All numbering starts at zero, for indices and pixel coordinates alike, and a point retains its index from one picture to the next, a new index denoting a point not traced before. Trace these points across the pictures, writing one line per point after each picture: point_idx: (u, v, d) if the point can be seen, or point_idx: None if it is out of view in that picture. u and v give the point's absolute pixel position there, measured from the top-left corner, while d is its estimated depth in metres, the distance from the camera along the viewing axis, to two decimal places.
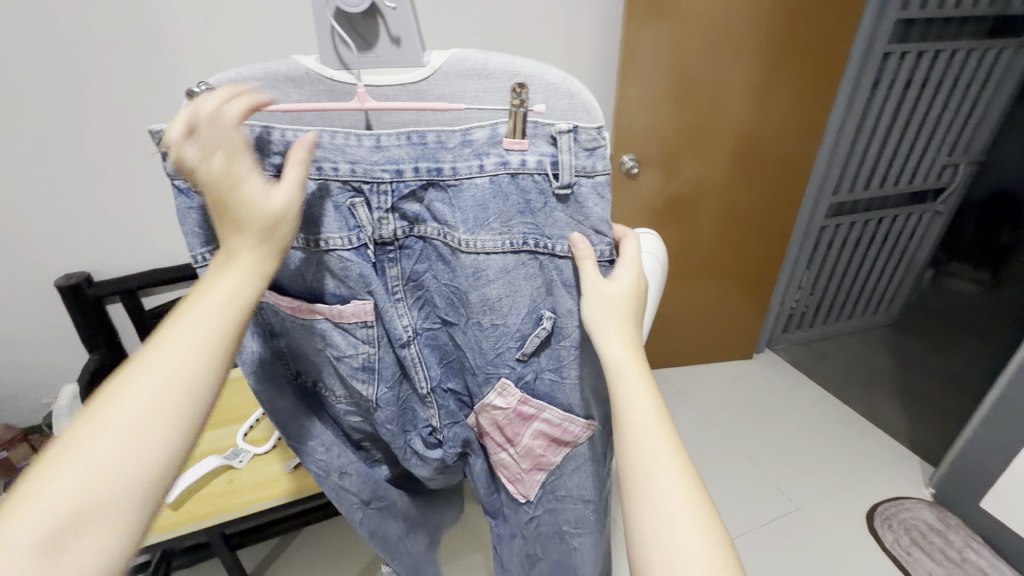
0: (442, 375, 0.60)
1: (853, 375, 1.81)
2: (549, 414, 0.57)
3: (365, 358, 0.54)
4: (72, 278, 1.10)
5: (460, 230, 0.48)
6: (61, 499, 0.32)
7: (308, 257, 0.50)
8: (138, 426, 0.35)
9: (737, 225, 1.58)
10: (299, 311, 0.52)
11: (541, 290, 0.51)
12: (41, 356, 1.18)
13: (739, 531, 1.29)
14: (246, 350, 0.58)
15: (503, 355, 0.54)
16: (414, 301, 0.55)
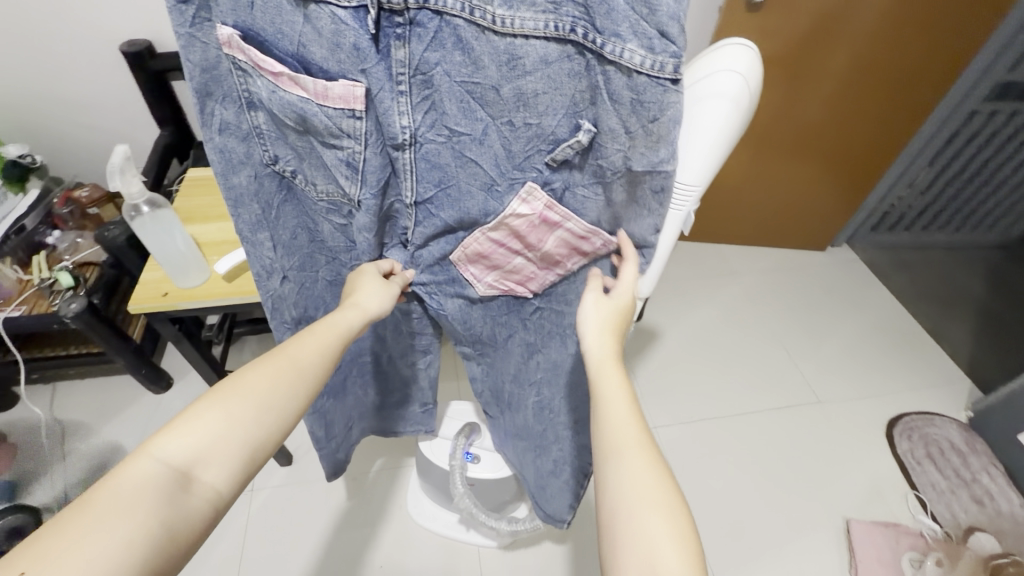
0: (436, 201, 0.46)
1: (931, 291, 1.66)
2: (574, 225, 0.46)
3: (348, 155, 0.42)
4: (135, 46, 1.10)
5: (495, 2, 0.34)
6: (256, 402, 0.41)
7: (297, 10, 0.36)
8: (312, 365, 0.46)
9: (860, 89, 1.29)
10: (280, 80, 0.38)
11: (585, 95, 0.37)
12: (119, 124, 1.25)
13: (751, 407, 1.33)
14: (217, 115, 0.42)
15: (532, 158, 0.41)
16: (419, 101, 0.40)
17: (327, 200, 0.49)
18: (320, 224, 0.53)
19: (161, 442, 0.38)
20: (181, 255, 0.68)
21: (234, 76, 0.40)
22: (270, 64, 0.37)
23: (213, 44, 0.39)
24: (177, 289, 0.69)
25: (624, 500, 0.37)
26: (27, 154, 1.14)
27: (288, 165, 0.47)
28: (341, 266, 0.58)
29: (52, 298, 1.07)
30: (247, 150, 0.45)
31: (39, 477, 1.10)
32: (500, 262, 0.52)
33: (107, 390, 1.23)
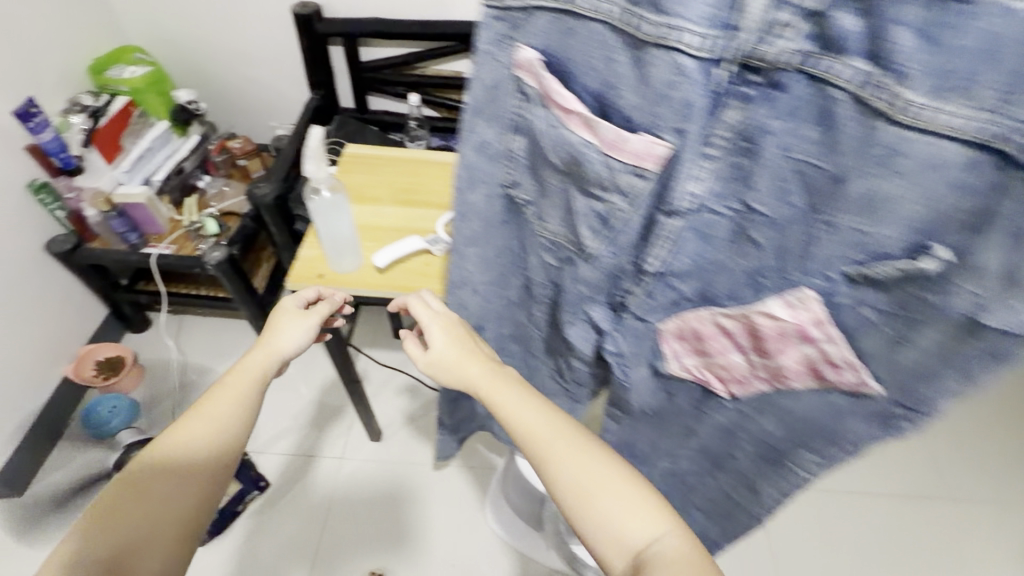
0: (687, 272, 0.39)
1: None
2: (833, 353, 0.37)
3: (608, 209, 0.38)
4: (307, 8, 1.12)
5: (907, 87, 0.27)
6: (172, 471, 0.47)
7: (627, 51, 0.34)
8: (224, 419, 0.50)
9: None
10: (565, 116, 0.36)
11: (959, 218, 0.29)
12: (277, 84, 1.29)
13: None
14: (488, 135, 0.42)
15: (829, 264, 0.34)
16: (720, 172, 0.35)
17: (550, 243, 0.44)
18: (530, 258, 0.49)
19: (85, 544, 0.43)
20: (346, 243, 0.67)
21: (513, 98, 0.40)
22: (568, 101, 0.35)
23: (507, 65, 0.39)
24: (331, 272, 0.69)
25: (581, 500, 0.41)
26: (193, 101, 1.20)
27: (524, 197, 0.43)
28: (530, 303, 0.54)
29: (198, 241, 1.12)
30: (493, 169, 0.44)
31: (163, 404, 1.18)
32: (714, 351, 0.43)
33: (227, 333, 1.30)
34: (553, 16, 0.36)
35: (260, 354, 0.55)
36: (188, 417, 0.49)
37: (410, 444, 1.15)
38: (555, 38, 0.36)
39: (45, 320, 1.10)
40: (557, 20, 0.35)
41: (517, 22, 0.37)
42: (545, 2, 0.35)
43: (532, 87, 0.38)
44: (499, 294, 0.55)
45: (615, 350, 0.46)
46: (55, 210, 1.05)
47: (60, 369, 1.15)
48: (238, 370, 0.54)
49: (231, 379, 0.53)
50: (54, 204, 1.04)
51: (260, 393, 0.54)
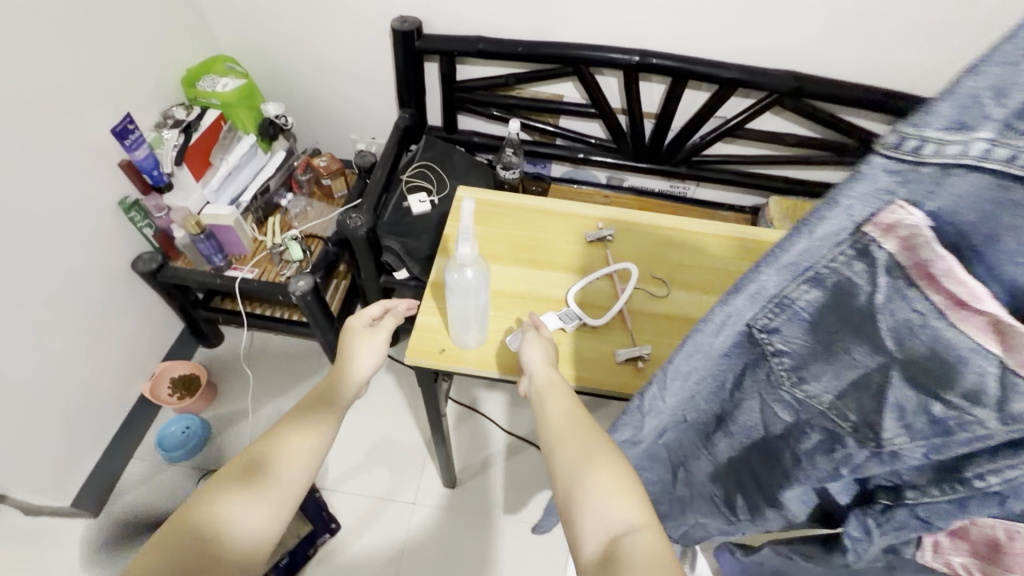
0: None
1: None
2: None
3: (953, 416, 0.28)
4: (407, 23, 1.04)
5: None
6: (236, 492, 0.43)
7: None
8: (298, 449, 0.48)
9: None
10: (957, 312, 0.26)
11: None
12: (365, 98, 1.22)
13: None
14: (772, 276, 0.34)
15: None
16: None
17: (819, 412, 0.35)
18: (753, 399, 0.40)
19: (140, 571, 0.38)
20: (478, 321, 0.58)
21: (844, 255, 0.31)
22: (965, 285, 0.26)
23: (863, 218, 0.29)
24: (453, 345, 0.61)
25: (588, 512, 0.39)
26: (282, 115, 1.15)
27: (783, 346, 0.36)
28: (715, 431, 0.46)
29: (282, 266, 1.08)
30: (761, 312, 0.36)
31: (235, 428, 1.15)
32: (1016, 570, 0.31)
33: (299, 354, 1.26)
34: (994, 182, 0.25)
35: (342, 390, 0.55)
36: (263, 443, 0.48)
37: (484, 493, 1.09)
38: (982, 213, 0.26)
39: (127, 338, 1.08)
40: (997, 188, 0.25)
41: (926, 177, 0.27)
42: (991, 170, 0.24)
43: (895, 254, 0.29)
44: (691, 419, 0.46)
45: (858, 534, 0.36)
46: (144, 227, 1.03)
47: (137, 386, 1.13)
48: (316, 400, 0.53)
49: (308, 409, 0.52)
50: (144, 222, 1.02)
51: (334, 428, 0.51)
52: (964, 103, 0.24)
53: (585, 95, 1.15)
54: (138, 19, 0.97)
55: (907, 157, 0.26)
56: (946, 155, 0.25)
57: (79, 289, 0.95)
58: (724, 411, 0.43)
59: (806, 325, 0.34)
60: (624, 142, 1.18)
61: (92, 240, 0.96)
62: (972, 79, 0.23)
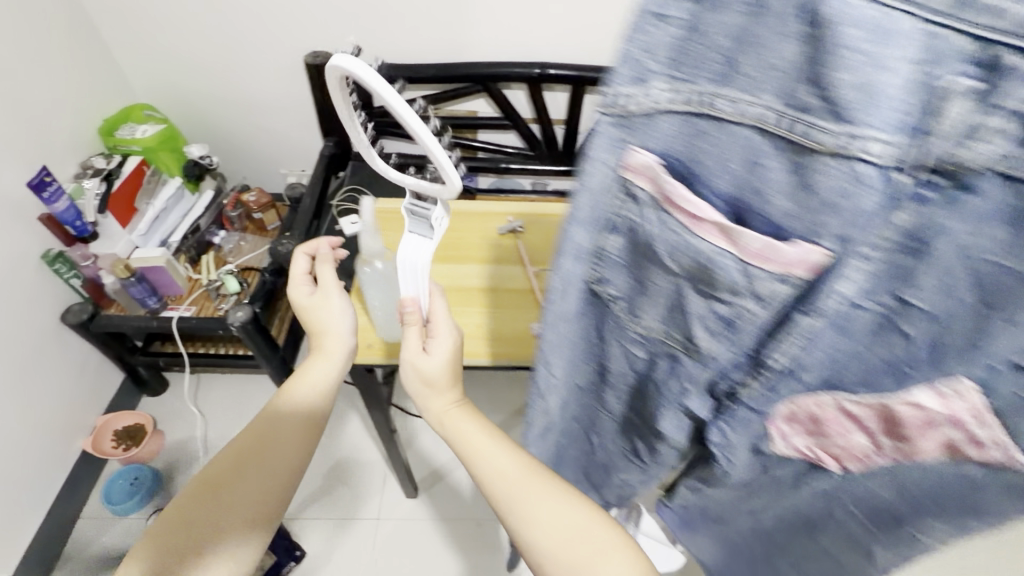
0: (815, 365, 0.33)
1: None
2: (990, 449, 0.31)
3: (730, 312, 0.31)
4: (319, 56, 1.09)
5: None
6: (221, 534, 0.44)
7: (780, 154, 0.26)
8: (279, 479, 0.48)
9: None
10: (704, 226, 0.29)
11: None
12: (288, 131, 1.27)
13: None
14: (596, 242, 0.35)
15: (985, 355, 0.28)
16: (886, 268, 0.27)
17: (652, 341, 0.38)
18: (607, 346, 0.43)
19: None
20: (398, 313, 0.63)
21: (616, 198, 0.33)
22: (687, 198, 0.28)
23: (616, 163, 0.31)
24: (380, 341, 0.65)
25: (538, 538, 0.44)
26: (205, 155, 1.17)
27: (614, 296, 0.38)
28: (592, 387, 0.49)
29: (219, 300, 1.09)
30: (579, 271, 0.38)
31: (190, 471, 1.15)
32: (832, 434, 0.38)
33: (250, 390, 1.26)
34: (685, 116, 0.27)
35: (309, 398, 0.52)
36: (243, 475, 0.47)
37: (448, 496, 1.12)
38: (686, 139, 0.28)
39: (64, 393, 1.07)
40: (687, 123, 0.27)
41: (637, 123, 0.29)
42: (674, 104, 0.27)
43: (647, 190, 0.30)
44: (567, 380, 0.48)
45: (719, 438, 0.41)
46: (71, 278, 1.03)
47: (79, 442, 1.11)
48: (287, 419, 0.51)
49: (280, 427, 0.50)
50: (70, 273, 1.02)
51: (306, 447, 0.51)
52: (634, 63, 0.27)
53: (498, 108, 1.23)
54: (48, 76, 0.99)
55: (619, 110, 0.29)
56: (640, 101, 0.28)
57: (8, 346, 0.94)
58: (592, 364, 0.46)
59: (614, 267, 0.36)
60: (541, 148, 1.27)
61: (18, 296, 0.96)
62: (632, 45, 0.27)
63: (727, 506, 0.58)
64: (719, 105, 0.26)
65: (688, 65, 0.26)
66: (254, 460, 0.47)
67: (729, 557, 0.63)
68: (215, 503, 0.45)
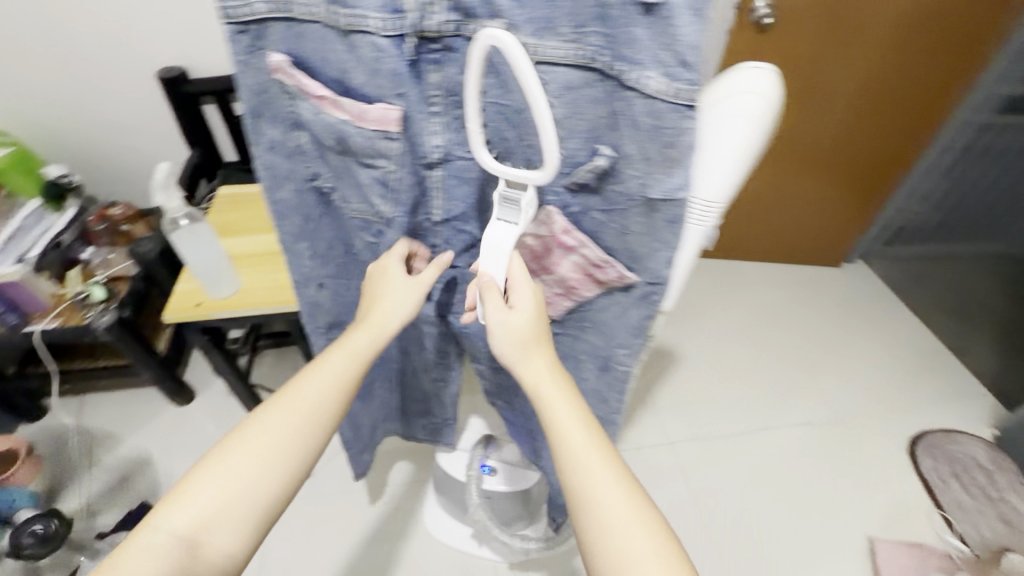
0: (459, 210, 0.53)
1: (951, 304, 1.66)
2: (588, 252, 0.48)
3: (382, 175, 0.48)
4: (171, 71, 1.14)
5: (523, 32, 0.37)
6: (210, 495, 0.44)
7: (341, 40, 0.42)
8: (275, 451, 0.46)
9: (871, 107, 1.36)
10: (325, 104, 0.44)
11: (605, 122, 0.40)
12: (152, 147, 1.30)
13: (775, 422, 1.32)
14: (276, 135, 0.50)
15: (552, 182, 0.45)
16: (450, 122, 0.45)
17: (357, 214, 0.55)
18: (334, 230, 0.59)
19: (165, 515, 0.43)
20: (215, 269, 0.72)
21: (281, 99, 0.48)
22: (313, 88, 0.44)
23: (265, 70, 0.46)
24: (209, 300, 0.73)
25: (592, 508, 0.41)
26: (66, 174, 1.20)
27: (325, 180, 0.54)
28: (347, 278, 0.65)
29: (86, 310, 1.10)
30: (291, 167, 0.53)
31: (67, 484, 1.11)
32: (523, 272, 0.53)
33: (133, 402, 1.25)
34: (287, 23, 0.42)
35: (335, 378, 0.50)
36: (244, 439, 0.46)
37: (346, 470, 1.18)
38: (291, 39, 0.43)
39: None
40: (289, 27, 0.43)
41: (257, 33, 0.43)
42: (271, 12, 0.42)
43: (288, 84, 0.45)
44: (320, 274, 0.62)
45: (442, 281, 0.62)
46: None
47: None
48: (292, 395, 0.48)
49: (291, 402, 0.47)
50: None
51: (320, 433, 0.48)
52: None
53: None
54: None
55: (236, 20, 0.42)
56: (248, 13, 0.42)
57: None
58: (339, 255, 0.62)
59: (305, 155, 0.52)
60: None
61: None
62: None
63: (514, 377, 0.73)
64: (296, 9, 0.41)
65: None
66: (257, 425, 0.46)
67: None
68: (222, 456, 0.45)
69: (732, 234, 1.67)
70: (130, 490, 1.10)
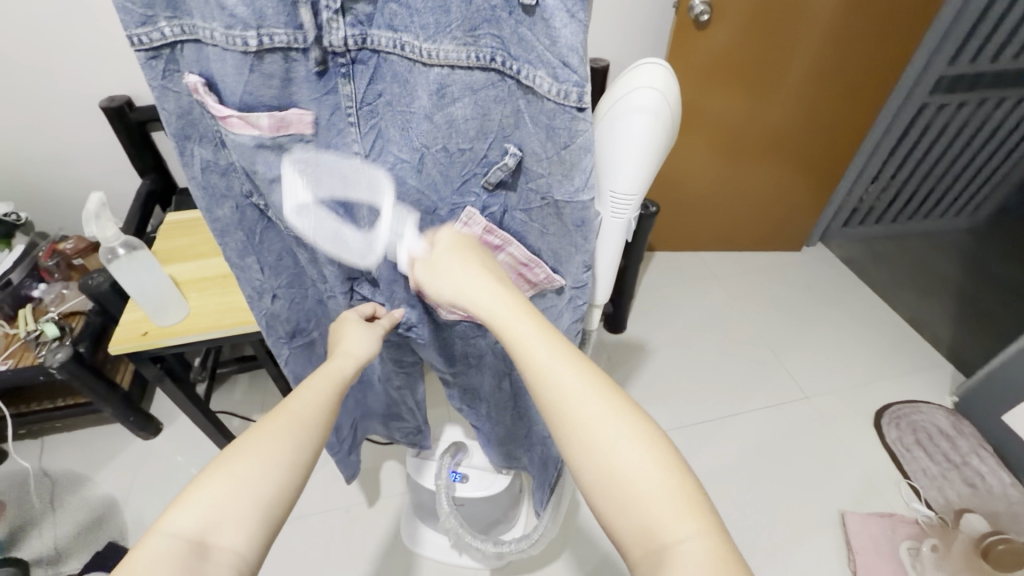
0: (385, 229, 0.54)
1: (907, 278, 1.72)
2: (515, 250, 0.54)
3: (308, 187, 0.50)
4: (115, 101, 1.11)
5: (420, 41, 0.42)
6: (211, 500, 0.39)
7: (242, 61, 0.42)
8: (283, 453, 0.42)
9: (816, 96, 1.41)
10: (229, 122, 0.45)
11: (509, 120, 0.46)
12: (102, 178, 1.28)
13: (745, 407, 1.35)
14: (198, 156, 0.50)
15: (470, 182, 0.51)
16: (368, 130, 0.48)
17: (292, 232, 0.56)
18: (275, 242, 0.61)
19: (172, 517, 0.38)
20: (159, 295, 0.72)
21: (207, 118, 0.48)
22: (218, 109, 0.44)
23: (183, 92, 0.46)
24: (157, 327, 0.73)
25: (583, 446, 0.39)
26: (12, 212, 1.19)
27: (262, 198, 0.54)
28: (291, 292, 0.67)
29: (39, 349, 1.08)
30: (227, 183, 0.53)
31: (29, 529, 1.08)
32: None
33: (98, 440, 1.22)
34: (197, 45, 0.43)
35: (326, 389, 0.49)
36: (250, 441, 0.42)
37: (321, 490, 1.18)
38: (202, 61, 0.44)
39: None
40: (199, 49, 0.43)
41: (170, 57, 0.44)
42: (182, 37, 0.43)
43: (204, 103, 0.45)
44: (269, 285, 0.64)
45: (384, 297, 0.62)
46: None
47: None
48: (290, 403, 0.46)
49: (290, 407, 0.45)
50: None
51: (320, 432, 0.45)
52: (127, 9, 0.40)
53: None
54: None
55: (147, 46, 0.42)
56: (158, 38, 0.42)
57: None
58: (280, 268, 0.63)
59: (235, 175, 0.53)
60: None
61: None
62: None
63: (472, 373, 0.77)
64: (201, 32, 0.42)
65: (173, 7, 0.41)
66: (260, 429, 0.43)
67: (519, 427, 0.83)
68: (226, 459, 0.41)
69: (694, 226, 1.70)
70: (98, 530, 1.07)
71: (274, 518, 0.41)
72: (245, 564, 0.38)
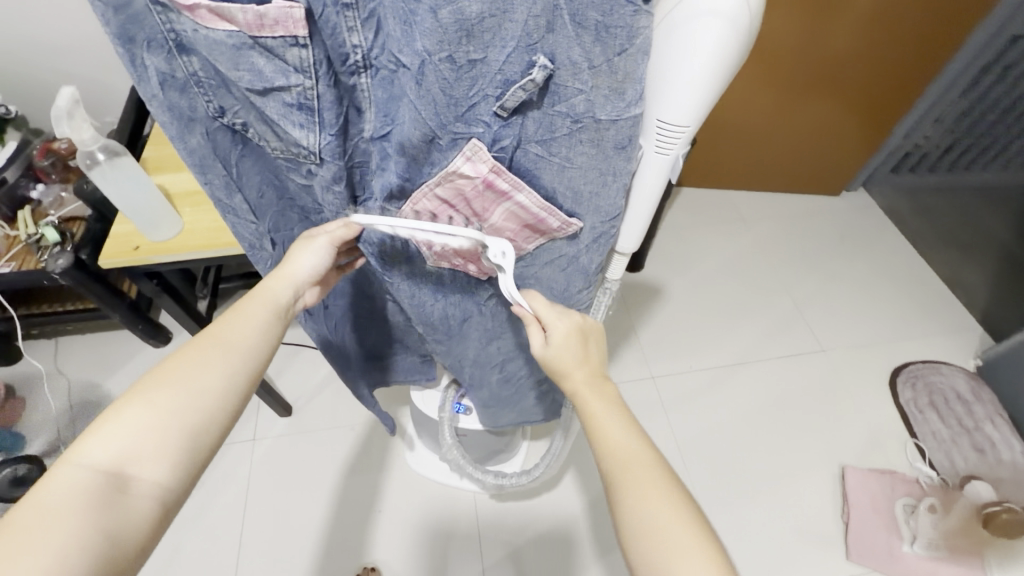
0: (383, 157, 0.47)
1: (951, 236, 1.56)
2: (526, 197, 0.49)
3: (296, 97, 0.43)
4: None
5: None
6: (128, 432, 0.39)
7: None
8: (204, 388, 0.43)
9: (890, 21, 1.23)
10: (198, 16, 0.38)
11: (540, 23, 0.37)
12: (92, 73, 1.17)
13: (757, 356, 1.32)
14: (152, 68, 0.43)
15: (478, 109, 0.42)
16: (367, 16, 0.40)
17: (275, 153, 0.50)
18: (255, 167, 0.54)
19: (84, 449, 0.39)
20: (147, 207, 0.67)
21: (153, 14, 0.40)
22: None
23: None
24: (149, 243, 0.68)
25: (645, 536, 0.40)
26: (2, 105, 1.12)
27: (237, 117, 0.48)
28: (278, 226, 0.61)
29: (39, 253, 1.03)
30: (190, 103, 0.47)
31: (49, 426, 1.12)
32: None
33: (111, 345, 1.23)
34: None
35: (258, 323, 0.49)
36: (167, 374, 0.43)
37: (327, 410, 1.19)
38: None
39: None
40: None
41: None
42: None
43: None
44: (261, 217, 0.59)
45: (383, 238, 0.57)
46: None
47: None
48: (217, 336, 0.46)
49: (214, 343, 0.46)
50: None
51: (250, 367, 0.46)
52: None
53: None
54: None
55: None
56: None
57: None
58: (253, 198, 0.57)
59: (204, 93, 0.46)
60: None
61: None
62: None
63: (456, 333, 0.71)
64: None
65: None
66: (181, 363, 0.44)
67: (528, 374, 0.80)
68: (146, 391, 0.41)
69: (729, 162, 1.58)
70: None
71: (201, 448, 0.42)
72: (164, 496, 0.40)
